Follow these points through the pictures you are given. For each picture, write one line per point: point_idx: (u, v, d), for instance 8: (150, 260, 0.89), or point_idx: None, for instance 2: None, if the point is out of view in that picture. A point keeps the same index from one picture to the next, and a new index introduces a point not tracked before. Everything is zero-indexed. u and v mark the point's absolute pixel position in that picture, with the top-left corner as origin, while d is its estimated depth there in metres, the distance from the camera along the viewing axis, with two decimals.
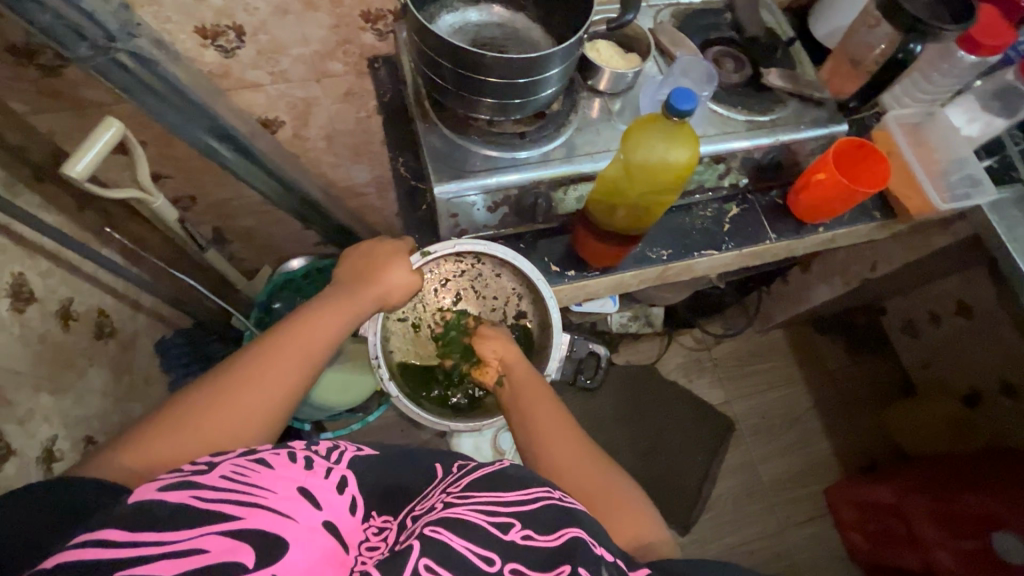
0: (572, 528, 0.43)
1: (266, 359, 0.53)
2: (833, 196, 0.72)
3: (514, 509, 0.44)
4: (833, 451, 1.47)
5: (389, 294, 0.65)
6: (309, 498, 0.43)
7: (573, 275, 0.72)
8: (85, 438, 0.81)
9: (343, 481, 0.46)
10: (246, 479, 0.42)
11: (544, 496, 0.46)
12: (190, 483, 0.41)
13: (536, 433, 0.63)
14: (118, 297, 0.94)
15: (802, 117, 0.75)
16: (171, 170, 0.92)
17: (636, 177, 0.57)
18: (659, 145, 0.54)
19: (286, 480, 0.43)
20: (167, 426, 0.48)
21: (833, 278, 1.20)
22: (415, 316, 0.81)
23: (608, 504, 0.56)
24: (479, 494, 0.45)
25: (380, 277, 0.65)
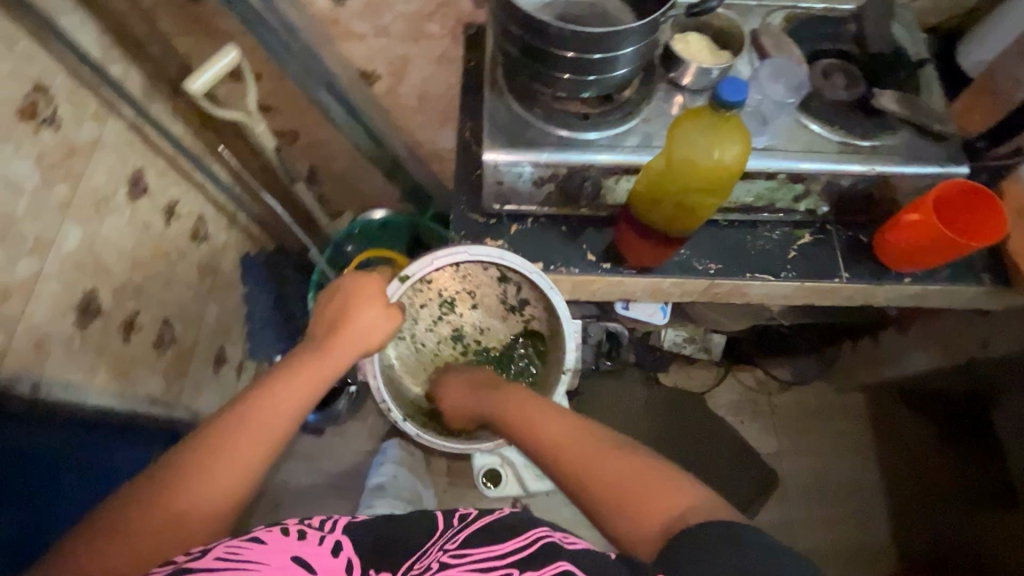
0: (563, 561, 0.42)
1: (263, 401, 0.54)
2: (927, 241, 0.62)
3: (511, 557, 0.42)
4: (890, 539, 1.32)
5: (370, 328, 0.69)
6: (302, 567, 0.42)
7: (608, 269, 0.69)
8: (163, 319, 0.94)
9: (338, 546, 0.45)
10: (238, 556, 0.41)
11: (544, 536, 0.44)
12: (185, 569, 0.40)
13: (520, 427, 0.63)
14: (217, 207, 1.06)
15: (909, 149, 0.66)
16: (280, 105, 1.02)
17: (689, 177, 0.53)
18: (721, 146, 0.51)
19: (280, 552, 0.42)
20: (140, 511, 0.45)
21: (930, 345, 1.07)
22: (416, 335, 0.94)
23: (621, 475, 0.52)
24: (474, 552, 0.43)
25: (363, 313, 0.69)
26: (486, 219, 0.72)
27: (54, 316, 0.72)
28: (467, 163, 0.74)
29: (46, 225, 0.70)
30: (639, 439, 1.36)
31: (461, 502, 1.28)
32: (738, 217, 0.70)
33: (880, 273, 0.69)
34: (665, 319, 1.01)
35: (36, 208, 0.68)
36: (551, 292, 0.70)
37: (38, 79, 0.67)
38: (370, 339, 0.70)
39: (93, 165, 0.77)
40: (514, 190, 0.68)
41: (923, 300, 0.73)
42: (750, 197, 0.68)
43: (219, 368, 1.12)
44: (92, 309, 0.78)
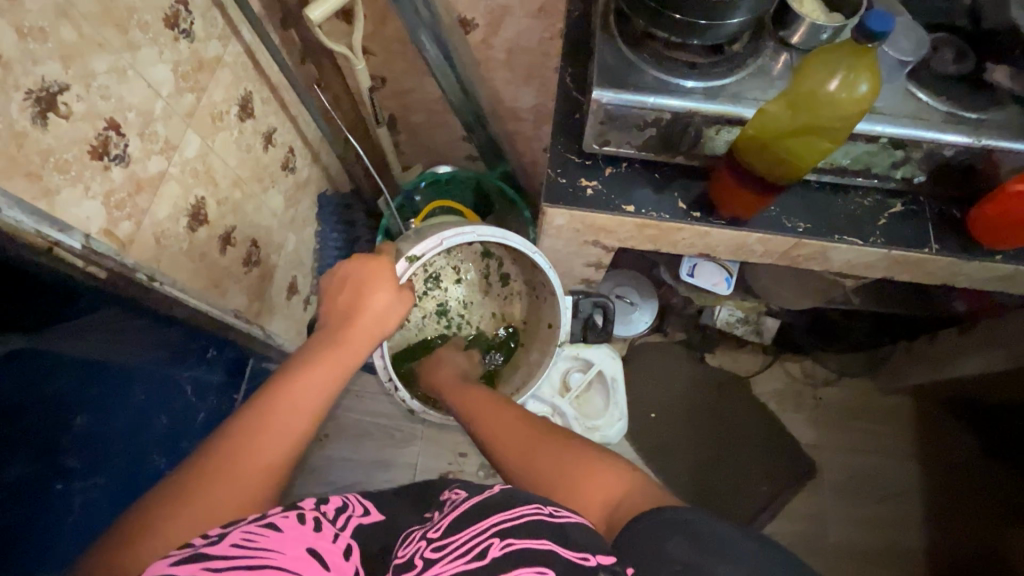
0: (546, 538, 0.44)
1: (297, 393, 0.60)
2: (1021, 214, 0.63)
3: (494, 528, 0.45)
4: (928, 548, 1.28)
5: (381, 314, 0.74)
6: (318, 558, 0.42)
7: (698, 217, 0.71)
8: (253, 240, 0.99)
9: (349, 549, 0.45)
10: (255, 544, 0.41)
11: (531, 512, 0.46)
12: (199, 556, 0.40)
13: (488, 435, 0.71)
14: (305, 143, 1.11)
15: (1020, 125, 0.65)
16: (377, 48, 1.06)
17: (802, 112, 0.56)
18: (831, 75, 0.54)
19: (295, 541, 0.42)
20: (198, 478, 0.50)
21: (996, 350, 1.04)
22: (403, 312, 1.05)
23: (579, 476, 0.58)
24: (460, 534, 0.45)
25: (376, 300, 0.74)
26: (582, 159, 0.74)
27: (172, 216, 0.77)
28: (566, 106, 0.76)
29: (174, 129, 0.75)
30: (677, 415, 1.38)
31: None
32: (832, 180, 0.71)
33: (972, 250, 0.69)
34: (728, 290, 1.04)
35: (168, 111, 0.73)
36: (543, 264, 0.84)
37: None
38: (385, 320, 0.75)
39: (214, 81, 0.81)
40: (614, 132, 0.70)
41: (1011, 281, 0.73)
42: (849, 160, 0.69)
43: (290, 298, 1.18)
44: (200, 216, 0.83)
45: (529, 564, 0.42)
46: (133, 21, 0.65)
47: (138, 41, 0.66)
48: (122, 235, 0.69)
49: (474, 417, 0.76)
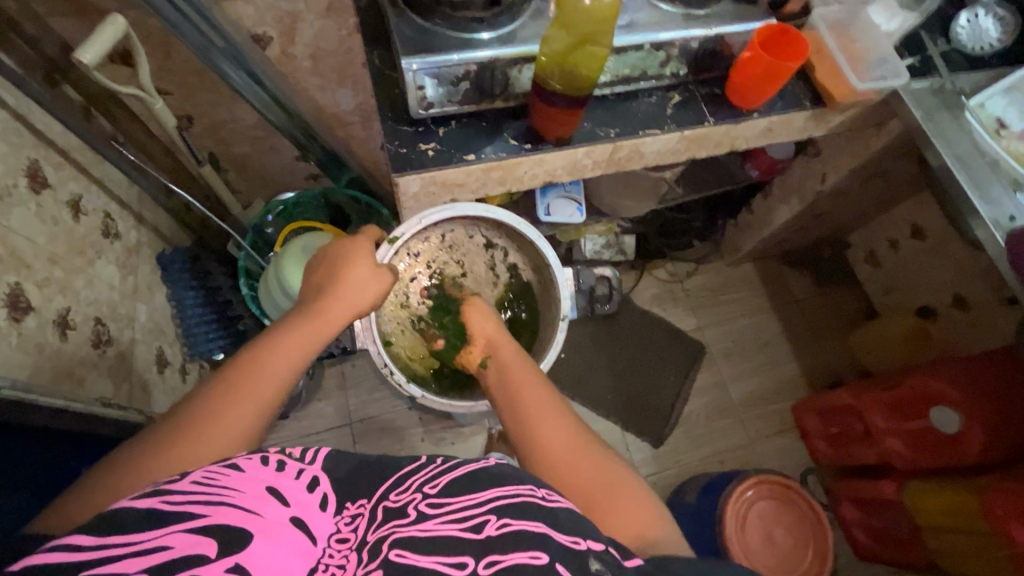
0: (541, 522, 0.48)
1: (262, 368, 0.62)
2: (755, 78, 0.82)
3: (490, 505, 0.49)
4: (801, 371, 1.56)
5: (357, 292, 0.75)
6: (277, 497, 0.48)
7: (530, 148, 0.80)
8: (96, 318, 0.89)
9: (314, 481, 0.51)
10: (215, 482, 0.47)
11: (526, 493, 0.51)
12: (160, 489, 0.45)
13: (523, 407, 0.74)
14: (122, 204, 1.02)
15: (734, 13, 0.84)
16: (171, 85, 1.01)
17: (574, 23, 0.66)
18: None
19: (256, 481, 0.48)
20: (174, 434, 0.55)
21: (790, 198, 1.29)
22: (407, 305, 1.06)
23: (612, 492, 0.64)
24: (452, 500, 0.50)
25: (352, 277, 0.75)
26: (414, 127, 0.79)
27: None
28: (384, 85, 0.81)
29: None
30: (583, 346, 1.51)
31: (442, 445, 1.35)
32: (621, 89, 0.84)
33: (737, 115, 0.87)
34: (582, 217, 1.16)
35: None
36: (520, 225, 0.98)
37: None
38: (361, 299, 0.75)
39: None
40: (433, 95, 0.76)
41: (772, 133, 0.93)
42: (628, 69, 0.82)
43: (163, 371, 1.08)
44: (21, 304, 0.74)
45: (522, 550, 0.45)
46: None
47: None
48: None
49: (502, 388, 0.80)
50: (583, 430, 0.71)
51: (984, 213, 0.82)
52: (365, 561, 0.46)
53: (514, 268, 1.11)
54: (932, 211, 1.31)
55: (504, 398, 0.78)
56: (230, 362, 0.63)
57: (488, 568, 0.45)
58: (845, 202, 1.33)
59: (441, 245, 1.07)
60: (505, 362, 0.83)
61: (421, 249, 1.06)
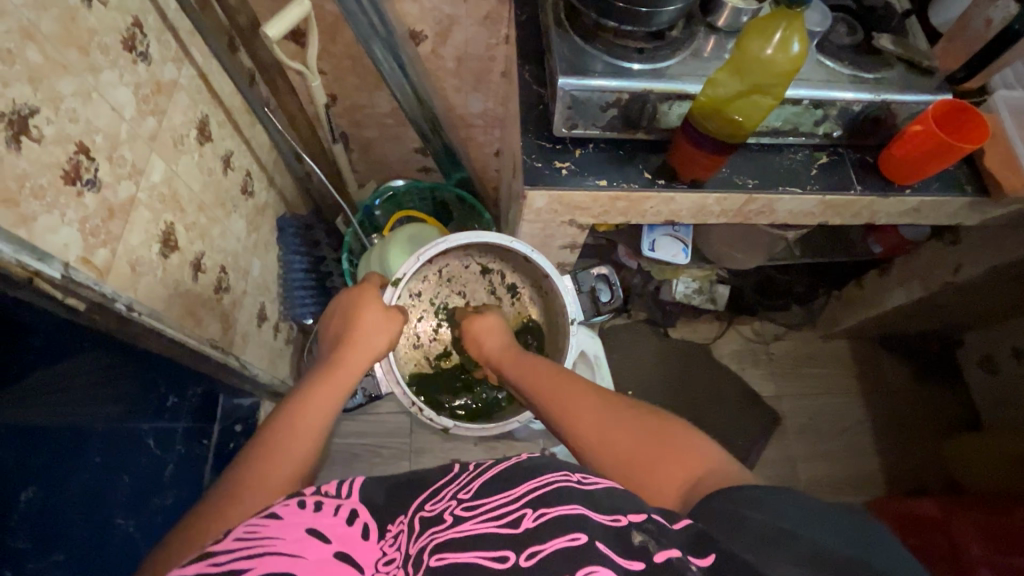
0: (576, 504, 0.46)
1: (311, 400, 0.67)
2: (921, 152, 0.76)
3: (524, 499, 0.48)
4: (883, 468, 1.44)
5: (375, 334, 0.84)
6: (319, 535, 0.45)
7: (663, 184, 0.79)
8: (221, 267, 0.97)
9: (354, 513, 0.49)
10: (256, 533, 0.44)
11: (559, 480, 0.49)
12: (205, 554, 0.44)
13: (552, 401, 0.72)
14: (261, 166, 1.10)
15: (907, 82, 0.79)
16: (327, 66, 1.08)
17: (749, 71, 0.65)
18: (776, 26, 0.62)
19: (296, 525, 0.46)
20: (228, 486, 0.56)
21: (911, 282, 1.20)
22: (420, 347, 1.12)
23: (659, 437, 0.60)
24: (488, 501, 0.48)
25: (367, 324, 0.85)
26: (552, 144, 0.80)
27: (144, 242, 0.75)
28: (530, 98, 0.83)
29: (139, 154, 0.73)
30: (651, 387, 1.47)
31: (493, 454, 1.35)
32: (769, 141, 0.81)
33: (888, 187, 0.82)
34: (685, 260, 1.14)
35: (133, 135, 0.72)
36: (534, 254, 0.95)
37: (136, 14, 0.71)
38: (378, 342, 0.85)
39: (172, 104, 0.80)
40: (575, 116, 0.77)
41: (918, 213, 0.87)
42: (780, 122, 0.79)
43: (261, 325, 1.15)
44: (171, 243, 0.81)
45: (562, 535, 0.44)
46: (94, 43, 0.64)
47: (100, 64, 0.65)
48: (99, 264, 0.67)
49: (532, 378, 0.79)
50: (605, 392, 0.70)
51: None
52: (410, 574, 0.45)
53: (513, 287, 1.15)
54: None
55: (536, 386, 0.77)
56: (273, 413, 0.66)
57: (529, 560, 0.43)
58: (975, 298, 1.22)
59: (440, 282, 1.13)
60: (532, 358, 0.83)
61: (423, 288, 1.12)
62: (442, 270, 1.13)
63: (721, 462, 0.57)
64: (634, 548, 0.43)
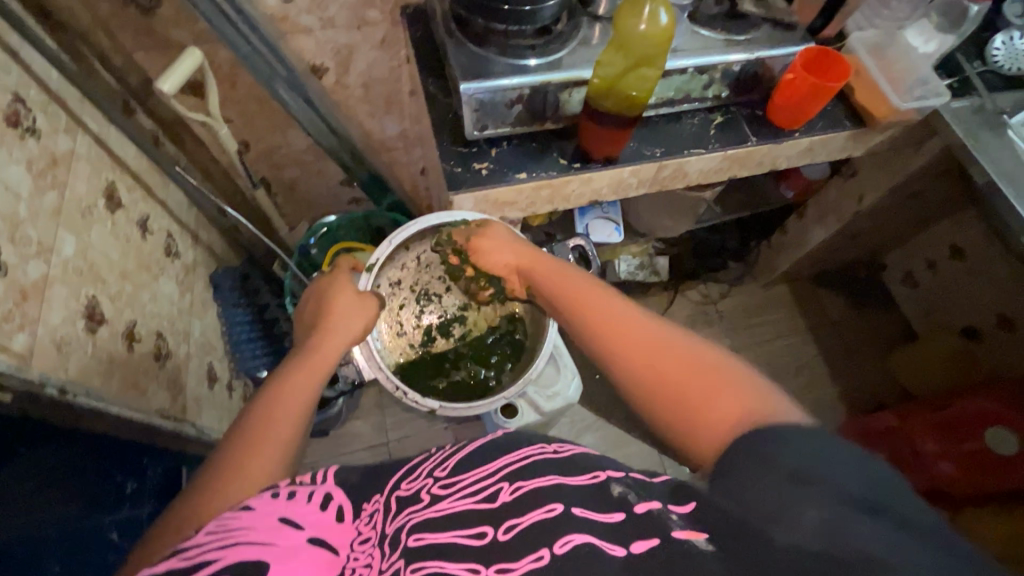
0: (553, 473, 0.46)
1: (293, 377, 0.69)
2: (799, 97, 0.84)
3: (501, 472, 0.47)
4: (841, 395, 1.53)
5: (351, 315, 0.85)
6: (291, 523, 0.45)
7: (579, 167, 0.83)
8: (157, 331, 0.93)
9: (327, 498, 0.49)
10: (226, 527, 0.44)
11: (536, 453, 0.48)
12: (177, 550, 0.44)
13: (579, 336, 0.65)
14: (181, 225, 1.07)
15: (774, 39, 0.87)
16: (232, 113, 1.07)
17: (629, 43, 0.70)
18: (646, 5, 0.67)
19: (268, 514, 0.46)
20: (227, 461, 0.57)
21: (825, 219, 1.29)
22: (405, 333, 1.12)
23: (695, 372, 0.52)
24: (466, 475, 0.48)
25: (341, 308, 0.85)
26: (468, 148, 0.83)
27: (66, 320, 0.72)
28: (438, 109, 0.85)
29: (44, 231, 0.70)
30: None
31: None
32: (666, 111, 0.87)
33: (778, 134, 0.89)
34: (620, 237, 1.19)
35: (34, 213, 0.69)
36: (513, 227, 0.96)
37: (16, 90, 0.68)
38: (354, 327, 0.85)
39: (73, 176, 0.77)
40: (483, 118, 0.80)
41: (811, 152, 0.95)
42: (670, 91, 0.86)
43: (213, 386, 1.11)
44: (95, 316, 0.78)
45: (541, 508, 0.44)
46: None
47: None
48: (19, 349, 0.64)
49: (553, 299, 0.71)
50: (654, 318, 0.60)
51: None
52: (388, 553, 0.46)
53: None
54: (972, 228, 1.32)
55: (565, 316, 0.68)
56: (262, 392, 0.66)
57: (507, 533, 0.44)
58: (883, 222, 1.33)
59: (420, 268, 1.12)
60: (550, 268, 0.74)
61: (401, 277, 1.11)
62: (420, 256, 1.11)
63: (762, 395, 0.49)
64: (614, 499, 0.44)
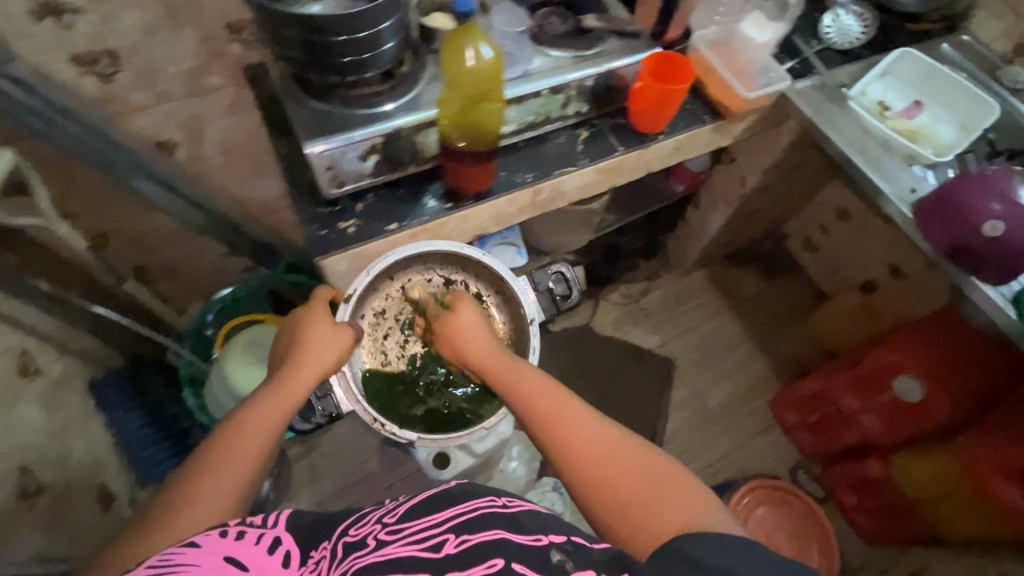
0: (498, 529, 0.45)
1: (238, 435, 0.59)
2: (653, 103, 0.86)
3: (449, 523, 0.46)
4: (769, 366, 1.58)
5: (322, 348, 0.70)
6: (236, 563, 0.45)
7: (451, 207, 0.80)
8: (18, 466, 0.82)
9: (275, 543, 0.49)
10: (168, 562, 0.43)
11: (487, 505, 0.47)
12: None
13: (523, 404, 0.63)
14: (38, 337, 0.95)
15: (621, 49, 0.89)
16: (78, 206, 0.97)
17: (461, 84, 0.71)
18: (467, 46, 0.68)
19: (213, 554, 0.45)
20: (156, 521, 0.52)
21: (719, 205, 1.34)
22: (385, 362, 0.97)
23: (644, 478, 0.54)
24: (416, 521, 0.46)
25: (310, 341, 0.70)
26: (331, 207, 0.78)
27: None
28: (293, 170, 0.80)
29: None
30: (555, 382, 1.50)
31: None
32: (530, 134, 0.86)
33: (644, 139, 0.91)
34: (524, 260, 1.17)
35: None
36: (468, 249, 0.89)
37: None
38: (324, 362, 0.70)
39: None
40: (341, 173, 0.76)
41: (681, 150, 0.97)
42: (531, 115, 0.85)
43: (108, 506, 1.00)
44: None
45: (481, 562, 0.43)
46: None
47: None
48: None
49: (503, 383, 0.68)
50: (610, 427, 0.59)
51: (888, 191, 0.86)
52: None
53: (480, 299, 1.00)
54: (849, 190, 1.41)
55: (508, 395, 0.66)
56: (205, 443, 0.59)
57: None
58: (772, 197, 1.39)
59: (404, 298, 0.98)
60: (489, 364, 0.72)
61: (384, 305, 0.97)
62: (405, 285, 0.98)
63: (707, 513, 0.51)
64: (552, 568, 0.43)
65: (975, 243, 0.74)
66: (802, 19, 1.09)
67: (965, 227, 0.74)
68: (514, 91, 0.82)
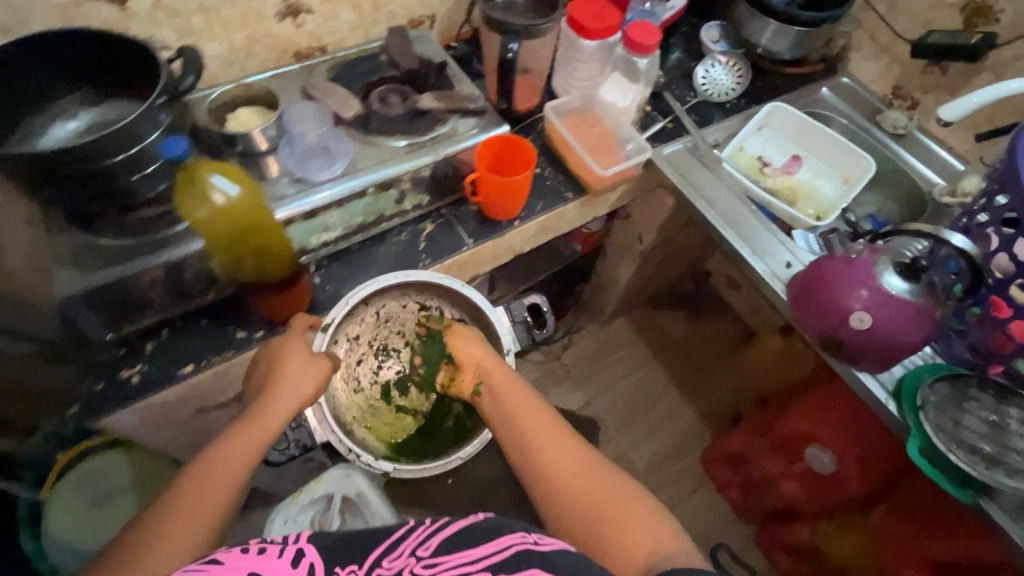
0: (537, 569, 0.40)
1: (201, 479, 0.52)
2: (494, 197, 0.78)
3: (484, 564, 0.41)
4: (700, 415, 1.50)
5: (299, 379, 0.63)
6: None
7: (262, 336, 0.69)
8: None
9: (300, 555, 0.41)
10: None
11: (520, 542, 0.42)
12: None
13: (516, 439, 0.63)
14: None
15: (462, 130, 0.81)
16: None
17: (231, 231, 0.59)
18: (194, 197, 0.57)
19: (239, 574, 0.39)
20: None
21: (621, 260, 1.26)
22: (360, 385, 0.83)
23: (614, 513, 0.55)
24: (450, 557, 0.41)
25: (291, 366, 0.63)
26: (114, 350, 0.66)
27: None
28: None
29: None
30: None
31: None
32: (362, 236, 0.79)
33: (496, 227, 0.82)
34: None
35: None
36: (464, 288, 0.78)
37: None
38: (300, 399, 0.62)
39: None
40: (118, 314, 0.64)
41: (548, 230, 0.88)
42: (359, 217, 0.76)
43: None
44: None
45: None
46: None
47: None
48: None
49: (496, 415, 0.67)
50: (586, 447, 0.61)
51: (759, 269, 0.80)
52: None
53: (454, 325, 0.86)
54: None
55: (503, 424, 0.66)
56: (168, 486, 0.52)
57: None
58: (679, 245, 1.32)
59: (380, 322, 0.84)
60: (500, 386, 0.69)
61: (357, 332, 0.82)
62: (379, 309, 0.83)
63: (655, 545, 0.52)
64: None
65: (845, 335, 0.67)
66: (674, 71, 1.03)
67: (833, 317, 0.68)
68: (332, 194, 0.72)
